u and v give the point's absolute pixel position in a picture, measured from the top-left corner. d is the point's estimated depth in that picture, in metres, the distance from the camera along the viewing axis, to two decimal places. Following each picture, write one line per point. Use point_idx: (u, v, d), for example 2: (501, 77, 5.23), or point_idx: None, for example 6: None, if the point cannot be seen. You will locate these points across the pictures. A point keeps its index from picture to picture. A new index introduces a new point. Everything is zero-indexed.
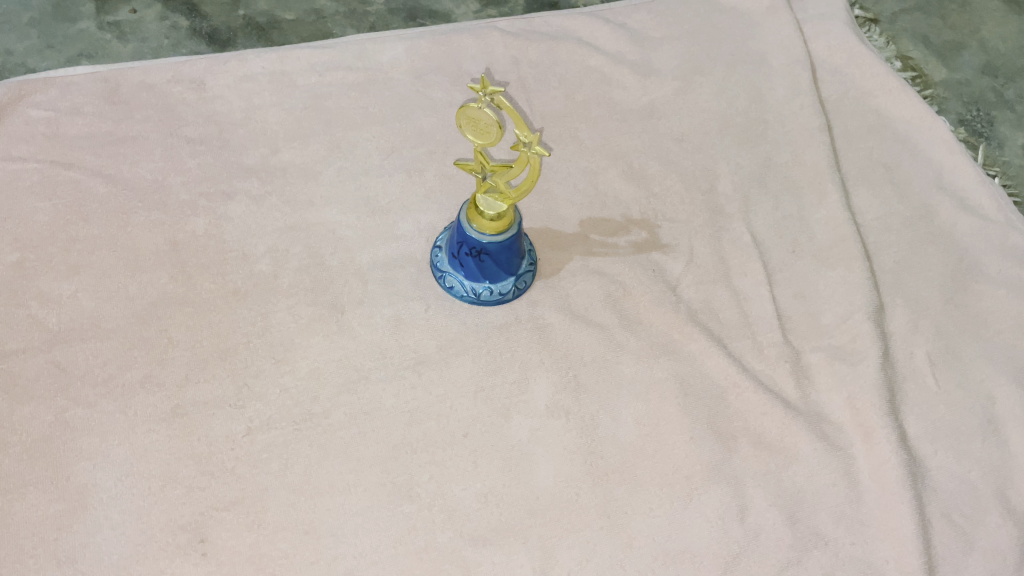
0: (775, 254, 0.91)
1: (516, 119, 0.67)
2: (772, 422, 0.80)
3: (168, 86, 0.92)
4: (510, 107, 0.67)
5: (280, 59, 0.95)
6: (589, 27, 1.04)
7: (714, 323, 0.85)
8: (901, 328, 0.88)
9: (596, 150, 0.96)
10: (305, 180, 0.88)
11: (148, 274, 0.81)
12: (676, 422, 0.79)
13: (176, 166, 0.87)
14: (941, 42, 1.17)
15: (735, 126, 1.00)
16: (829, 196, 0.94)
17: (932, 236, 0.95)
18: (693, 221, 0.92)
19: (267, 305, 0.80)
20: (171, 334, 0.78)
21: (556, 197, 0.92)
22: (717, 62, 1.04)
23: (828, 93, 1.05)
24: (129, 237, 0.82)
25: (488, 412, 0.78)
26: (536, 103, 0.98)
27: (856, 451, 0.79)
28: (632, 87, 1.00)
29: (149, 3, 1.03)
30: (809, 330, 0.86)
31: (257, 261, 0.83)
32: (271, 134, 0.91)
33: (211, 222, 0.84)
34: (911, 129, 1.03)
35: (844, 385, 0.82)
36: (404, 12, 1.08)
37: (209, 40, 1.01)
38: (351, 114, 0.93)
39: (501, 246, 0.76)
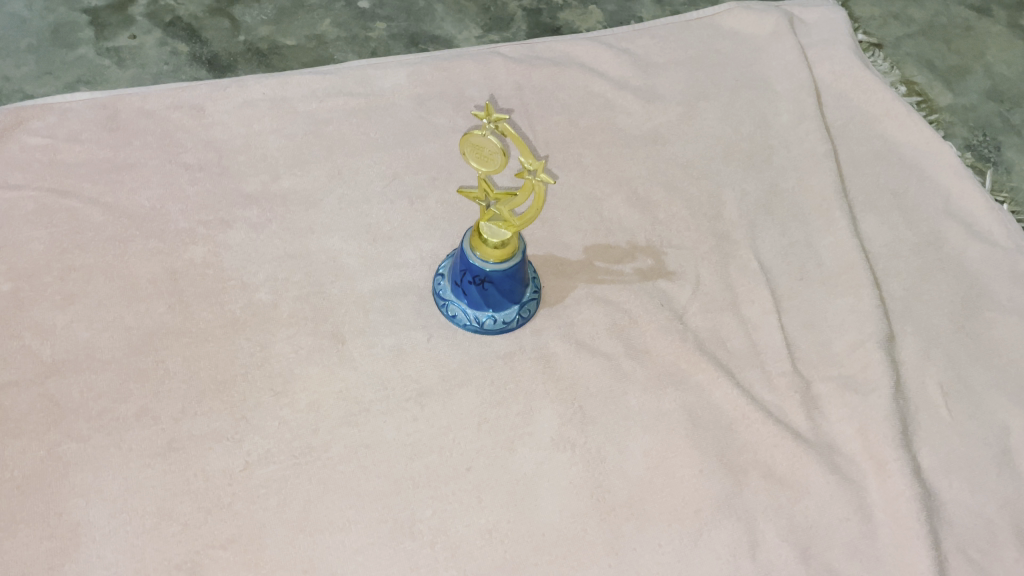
0: (783, 281, 0.89)
1: (521, 146, 0.66)
2: (783, 454, 0.78)
3: (168, 113, 0.91)
4: (513, 135, 0.66)
5: (281, 85, 0.94)
6: (592, 52, 1.03)
7: (722, 353, 0.84)
8: (913, 357, 0.86)
9: (600, 176, 0.94)
10: (305, 207, 0.87)
11: (145, 303, 0.79)
12: (684, 455, 0.77)
13: (174, 194, 0.86)
14: (946, 67, 1.16)
15: (741, 152, 0.99)
16: (837, 222, 0.93)
17: (942, 263, 0.94)
18: (699, 248, 0.90)
19: (266, 335, 0.79)
20: (167, 365, 0.76)
21: (561, 223, 0.91)
22: (721, 87, 1.03)
23: (834, 118, 1.04)
24: (126, 266, 0.81)
25: (492, 444, 0.76)
26: (539, 129, 0.97)
27: (869, 485, 0.78)
28: (636, 112, 1.00)
29: (149, 29, 1.02)
30: (818, 360, 0.85)
31: (257, 290, 0.81)
32: (271, 161, 0.90)
33: (209, 250, 0.83)
34: (918, 155, 1.02)
35: (855, 416, 0.81)
36: (406, 37, 1.07)
37: (209, 66, 1.01)
38: (353, 140, 0.92)
39: (504, 274, 0.75)
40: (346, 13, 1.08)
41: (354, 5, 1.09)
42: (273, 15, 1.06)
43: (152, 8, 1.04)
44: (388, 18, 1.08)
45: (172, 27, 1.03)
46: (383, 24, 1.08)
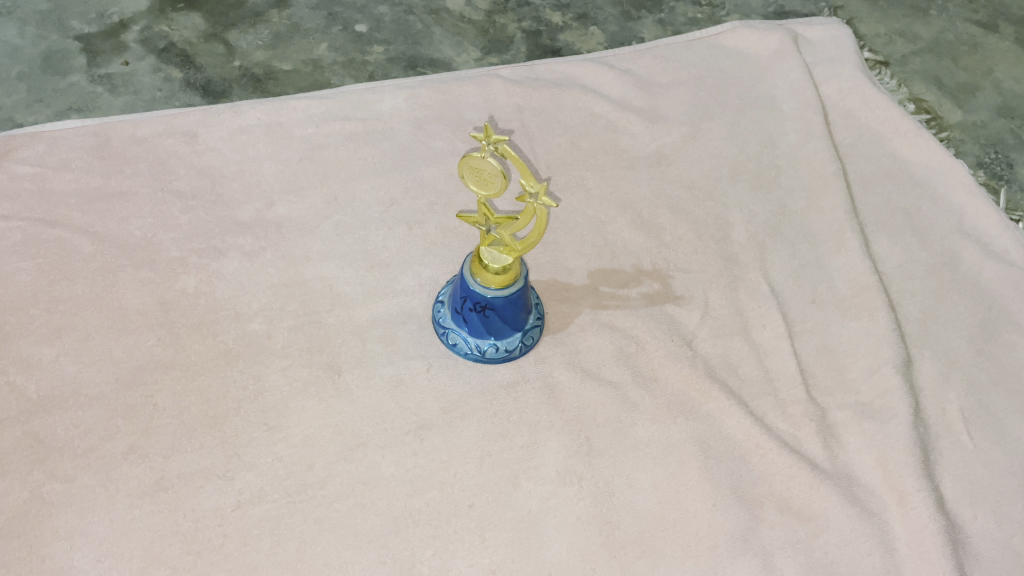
0: (795, 304, 0.87)
1: (522, 168, 0.63)
2: (799, 486, 0.75)
3: (160, 139, 0.89)
4: (514, 157, 0.64)
5: (276, 110, 0.92)
6: (593, 73, 1.01)
7: (733, 380, 0.81)
8: (931, 382, 0.83)
9: (604, 199, 0.92)
10: (301, 234, 0.85)
11: (134, 336, 0.76)
12: (696, 488, 0.74)
13: (166, 222, 0.83)
14: (954, 84, 1.14)
15: (747, 172, 0.96)
16: (848, 243, 0.91)
17: (958, 284, 0.91)
18: (707, 271, 0.88)
19: (260, 367, 0.76)
20: (156, 400, 0.73)
21: (564, 248, 0.88)
22: (726, 106, 1.01)
23: (842, 136, 1.02)
24: (115, 297, 0.78)
25: (496, 479, 0.73)
26: (541, 151, 0.95)
27: (890, 517, 0.74)
28: (639, 134, 0.97)
29: (142, 55, 1.01)
30: (834, 386, 0.81)
31: (250, 320, 0.78)
32: (266, 187, 0.87)
33: (202, 279, 0.80)
34: (929, 173, 0.99)
35: (874, 445, 0.77)
36: (404, 60, 1.05)
37: (203, 91, 0.99)
38: (350, 165, 0.90)
39: (508, 300, 0.72)
40: (343, 37, 1.06)
41: (351, 29, 1.07)
42: (268, 40, 1.04)
43: (145, 34, 1.03)
44: (385, 42, 1.07)
45: (165, 53, 1.01)
46: (381, 47, 1.06)
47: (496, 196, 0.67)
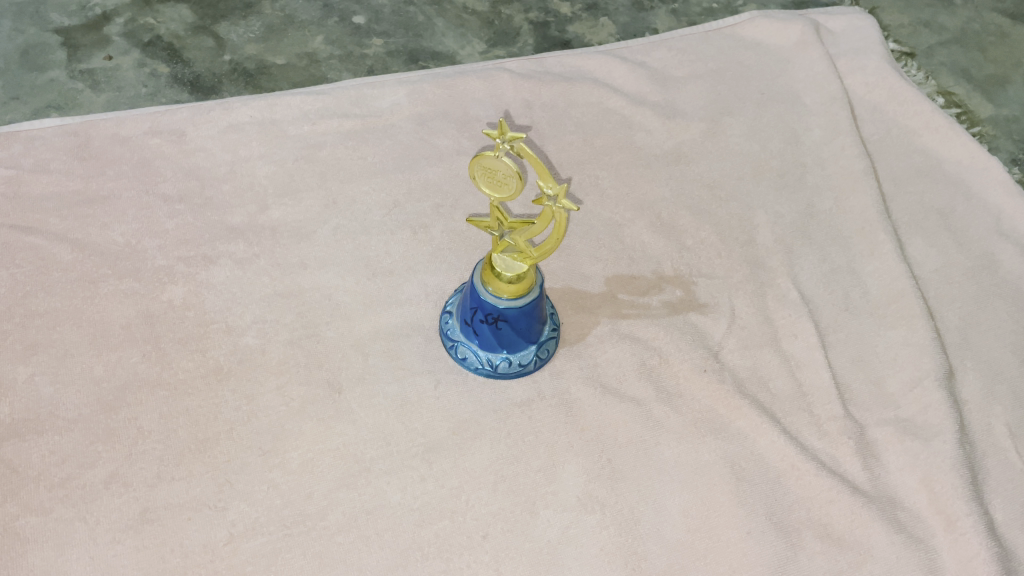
0: (827, 312, 0.81)
1: (540, 168, 0.58)
2: (840, 511, 0.69)
3: (145, 139, 0.83)
4: (532, 155, 0.58)
5: (269, 106, 0.86)
6: (606, 65, 0.95)
7: (764, 395, 0.75)
8: (975, 396, 0.78)
9: (620, 200, 0.86)
10: (297, 239, 0.79)
11: (117, 352, 0.70)
12: (729, 514, 0.68)
13: (152, 228, 0.77)
14: (983, 76, 1.08)
15: (772, 170, 0.90)
16: (881, 245, 0.85)
17: (999, 289, 0.85)
18: (732, 277, 0.82)
19: (253, 386, 0.70)
20: (140, 423, 0.67)
21: (579, 253, 0.82)
22: (746, 100, 0.95)
23: (870, 132, 0.96)
24: (96, 309, 0.72)
25: (511, 507, 0.67)
26: (552, 150, 0.89)
27: (938, 544, 0.69)
28: (656, 130, 0.92)
29: (126, 49, 0.95)
30: (872, 401, 0.76)
31: (243, 334, 0.72)
32: (259, 190, 0.81)
33: (190, 290, 0.74)
34: (963, 171, 0.94)
35: (917, 464, 0.72)
36: (405, 54, 0.99)
37: (191, 87, 0.92)
38: (349, 166, 0.84)
39: (520, 313, 0.67)
40: (340, 30, 1.00)
41: (348, 21, 1.01)
42: (260, 33, 0.98)
43: (130, 27, 0.96)
44: (385, 34, 1.01)
45: (151, 47, 0.95)
46: (380, 40, 1.00)
47: (510, 197, 0.61)
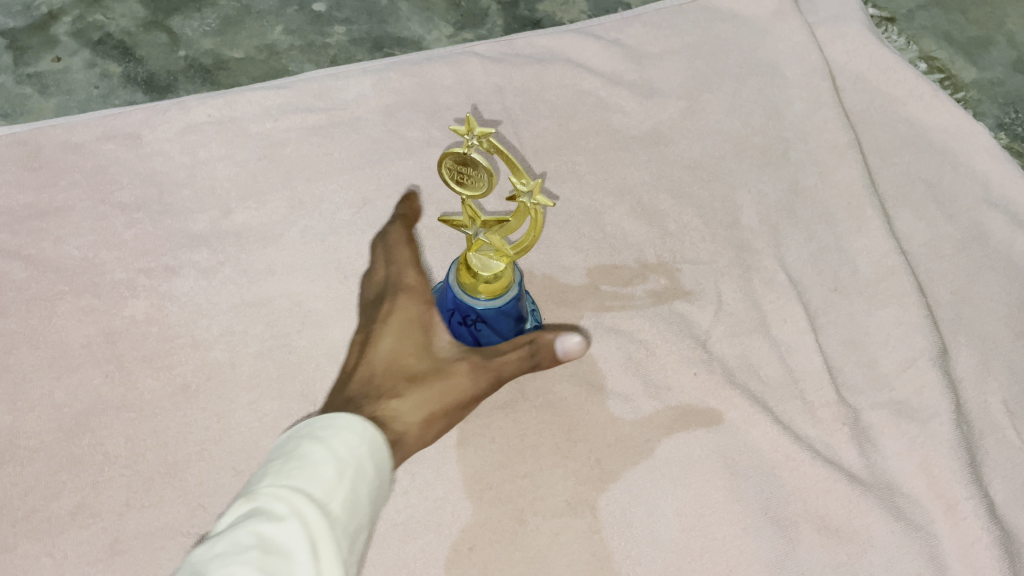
0: (816, 294, 0.79)
1: (510, 162, 0.54)
2: (837, 501, 0.67)
3: (99, 144, 0.79)
4: (500, 149, 0.54)
5: (228, 104, 0.83)
6: (578, 45, 0.92)
7: (755, 383, 0.73)
8: (970, 373, 0.76)
9: (599, 186, 0.83)
10: (263, 244, 0.75)
11: (77, 374, 0.67)
12: (724, 511, 0.66)
13: (110, 240, 0.74)
14: (966, 39, 1.05)
15: (754, 147, 0.87)
16: (869, 221, 0.82)
17: (990, 260, 0.83)
18: (718, 261, 0.79)
19: (224, 403, 0.67)
20: (106, 449, 0.64)
21: (559, 243, 0.80)
22: (725, 75, 0.92)
23: (852, 103, 0.93)
24: (53, 330, 0.69)
25: (498, 516, 0.65)
26: (526, 137, 0.86)
27: (939, 530, 0.67)
28: (633, 111, 0.88)
29: (75, 49, 0.90)
30: (865, 384, 0.74)
31: (211, 348, 0.69)
32: (222, 193, 0.78)
33: (152, 303, 0.71)
34: (950, 138, 0.91)
35: (915, 447, 0.70)
36: (369, 42, 0.95)
37: (146, 88, 0.88)
38: (314, 163, 0.80)
39: (500, 309, 0.62)
40: (299, 19, 0.95)
41: (308, 9, 0.96)
42: (216, 26, 0.94)
43: (78, 25, 0.92)
44: (347, 21, 0.96)
45: (101, 46, 0.91)
46: (342, 28, 0.96)
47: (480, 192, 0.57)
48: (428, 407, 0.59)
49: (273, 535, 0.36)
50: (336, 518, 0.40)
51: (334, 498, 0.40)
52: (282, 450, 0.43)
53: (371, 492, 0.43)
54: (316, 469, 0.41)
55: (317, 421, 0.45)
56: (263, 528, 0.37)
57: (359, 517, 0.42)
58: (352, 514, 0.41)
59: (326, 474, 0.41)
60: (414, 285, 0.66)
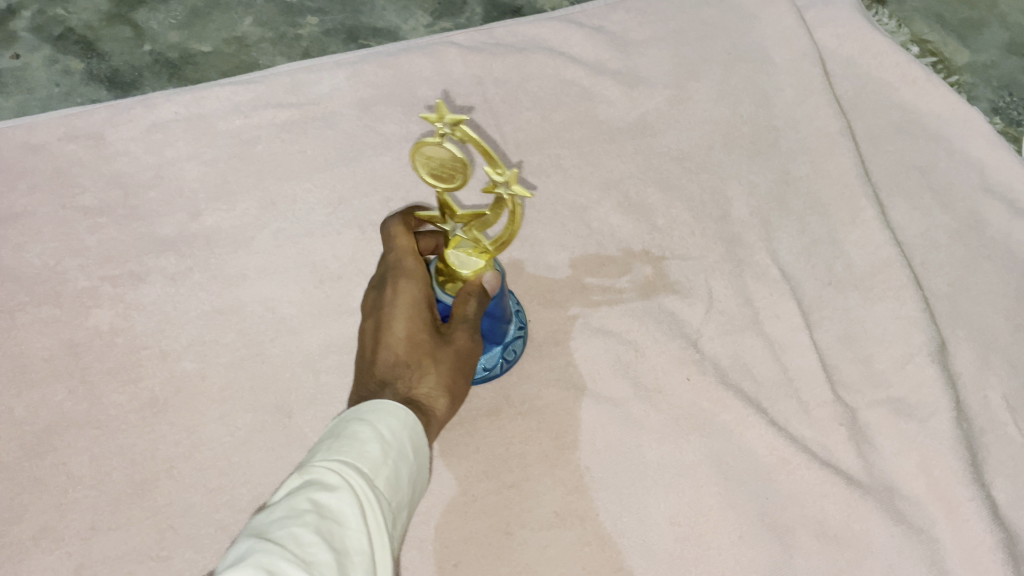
0: (809, 289, 0.76)
1: (485, 152, 0.48)
2: (835, 505, 0.65)
3: (61, 145, 0.76)
4: (474, 137, 0.48)
5: (195, 100, 0.79)
6: (560, 32, 0.89)
7: (749, 383, 0.71)
8: (968, 368, 0.74)
9: (584, 180, 0.80)
10: (234, 248, 0.72)
11: (40, 390, 0.65)
12: (718, 519, 0.64)
13: (72, 246, 0.71)
14: (958, 20, 1.02)
15: (743, 136, 0.84)
16: (863, 212, 0.79)
17: (987, 250, 0.80)
18: (708, 257, 0.77)
19: (194, 417, 0.64)
20: (70, 469, 0.62)
21: (544, 241, 0.77)
22: (712, 62, 0.89)
23: (843, 89, 0.90)
24: (15, 344, 0.67)
25: (484, 529, 0.64)
26: (508, 129, 0.83)
27: (940, 532, 0.65)
28: (618, 100, 0.85)
29: (35, 45, 0.86)
30: (861, 381, 0.72)
31: (180, 359, 0.67)
32: (190, 195, 0.74)
33: (118, 313, 0.68)
34: (944, 124, 0.88)
35: (914, 447, 0.68)
36: (343, 32, 0.91)
37: (109, 84, 0.85)
38: (287, 162, 0.77)
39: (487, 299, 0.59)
40: (270, 10, 0.92)
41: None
42: (183, 19, 0.90)
43: (39, 21, 0.88)
44: (320, 11, 0.92)
45: (63, 41, 0.87)
46: (315, 18, 0.92)
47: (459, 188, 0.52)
48: (453, 394, 0.53)
49: (327, 505, 0.36)
50: (383, 497, 0.39)
51: (380, 476, 0.39)
52: (332, 429, 0.41)
53: (413, 476, 0.42)
54: (365, 446, 0.40)
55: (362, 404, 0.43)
56: (318, 496, 0.36)
57: (402, 501, 0.41)
58: (397, 495, 0.40)
59: (374, 452, 0.40)
60: (416, 268, 0.55)
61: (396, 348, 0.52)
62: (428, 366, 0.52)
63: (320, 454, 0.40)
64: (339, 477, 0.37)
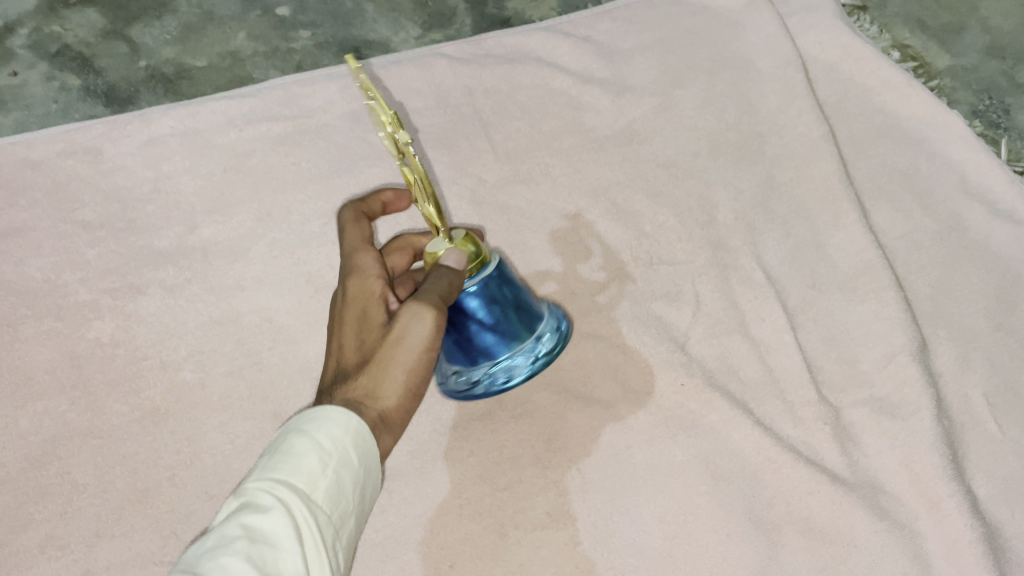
0: (794, 292, 0.78)
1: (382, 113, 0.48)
2: (820, 503, 0.68)
3: (59, 161, 0.76)
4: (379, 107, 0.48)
5: (190, 114, 0.78)
6: (548, 43, 0.88)
7: (735, 385, 0.73)
8: (949, 367, 0.76)
9: (573, 187, 0.81)
10: (231, 260, 0.74)
11: (44, 402, 0.68)
12: (706, 518, 0.67)
13: (72, 260, 0.73)
14: (939, 25, 1.00)
15: (729, 143, 0.85)
16: (845, 217, 0.80)
17: (968, 251, 0.82)
18: (694, 261, 0.78)
19: (194, 426, 0.68)
20: (74, 478, 0.66)
21: (535, 248, 0.78)
22: (697, 69, 0.88)
23: (824, 95, 0.90)
24: (18, 356, 0.70)
25: (480, 530, 0.67)
26: (497, 138, 0.83)
27: (921, 527, 0.68)
28: (606, 109, 0.85)
29: (32, 62, 0.88)
30: (845, 381, 0.74)
31: (180, 369, 0.70)
32: (186, 208, 0.76)
33: (118, 325, 0.71)
34: (924, 128, 0.88)
35: (895, 445, 0.70)
36: (335, 45, 0.93)
37: (106, 100, 0.87)
38: (281, 174, 0.77)
39: (459, 313, 0.52)
40: (262, 24, 0.92)
41: (271, 13, 0.93)
42: (176, 33, 0.91)
43: (34, 37, 0.89)
44: (312, 25, 0.93)
45: (59, 58, 0.88)
46: (307, 31, 0.93)
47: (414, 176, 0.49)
48: (404, 394, 0.48)
49: (255, 530, 0.38)
50: (321, 510, 0.41)
51: (318, 489, 0.41)
52: (276, 442, 0.43)
53: (357, 483, 0.43)
54: (299, 462, 0.41)
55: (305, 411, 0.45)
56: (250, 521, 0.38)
57: (347, 507, 0.43)
58: (338, 504, 0.42)
59: (310, 465, 0.41)
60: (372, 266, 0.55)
61: (348, 363, 0.50)
62: (370, 369, 0.48)
63: (263, 472, 0.42)
64: (270, 498, 0.40)
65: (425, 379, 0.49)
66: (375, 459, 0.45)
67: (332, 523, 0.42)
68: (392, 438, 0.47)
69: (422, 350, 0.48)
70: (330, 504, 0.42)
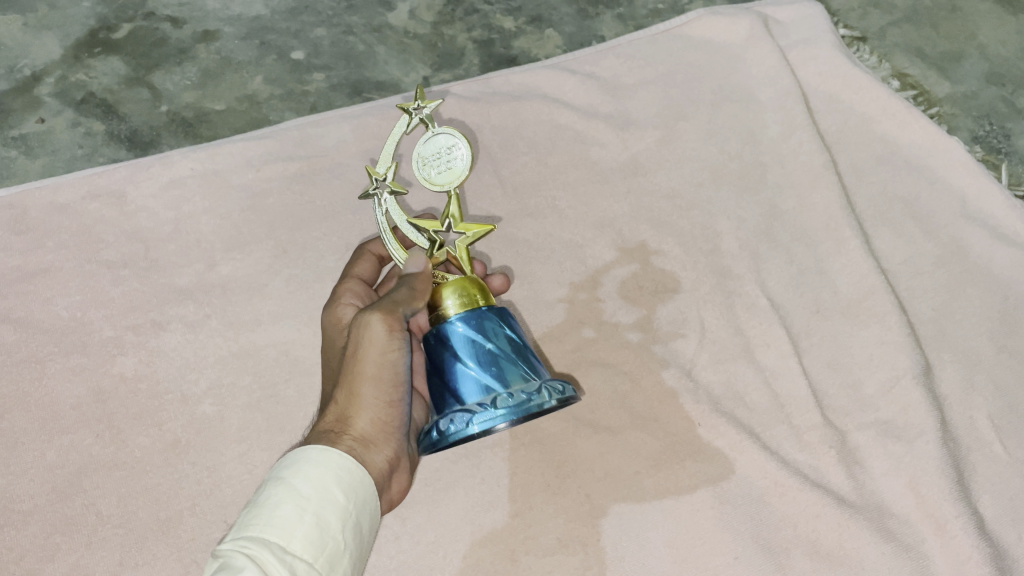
0: (798, 318, 0.79)
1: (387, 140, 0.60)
2: (827, 526, 0.69)
3: (85, 204, 0.79)
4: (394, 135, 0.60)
5: (210, 156, 0.82)
6: (554, 80, 0.90)
7: (742, 411, 0.75)
8: (954, 390, 0.78)
9: (579, 220, 0.83)
10: (249, 296, 0.77)
11: (69, 436, 0.71)
12: (714, 542, 0.69)
13: (97, 298, 0.76)
14: (938, 54, 1.02)
15: (731, 173, 0.86)
16: (848, 241, 0.82)
17: (969, 275, 0.83)
18: (699, 289, 0.80)
19: (215, 456, 0.71)
20: (98, 509, 0.69)
21: (542, 279, 0.80)
22: (700, 103, 0.90)
23: (827, 124, 0.91)
24: (45, 393, 0.72)
25: (492, 557, 0.68)
26: (505, 173, 0.85)
27: (929, 549, 0.69)
28: (611, 143, 0.87)
29: (59, 109, 0.92)
30: (850, 405, 0.75)
31: (200, 402, 0.72)
32: (206, 247, 0.78)
33: (141, 360, 0.74)
34: (925, 154, 0.89)
35: (902, 467, 0.71)
36: (348, 87, 0.96)
37: (129, 144, 0.91)
38: (296, 213, 0.80)
39: (439, 344, 0.53)
40: (279, 68, 0.96)
41: (287, 57, 0.97)
42: (197, 78, 0.95)
43: (61, 85, 0.93)
44: (326, 68, 0.97)
45: (85, 105, 0.92)
46: (321, 74, 0.96)
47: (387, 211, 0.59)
48: (377, 405, 0.53)
49: None
50: (299, 558, 0.42)
51: (295, 539, 0.42)
52: (252, 505, 0.45)
53: (337, 527, 0.44)
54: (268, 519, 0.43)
55: (276, 468, 0.47)
56: None
57: (332, 550, 0.44)
58: (321, 549, 0.43)
59: (282, 521, 0.43)
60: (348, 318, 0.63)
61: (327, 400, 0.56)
62: (342, 394, 0.53)
63: (238, 535, 0.43)
64: (242, 559, 0.40)
65: (394, 382, 0.54)
66: (354, 501, 0.47)
67: (316, 569, 0.42)
68: (380, 451, 0.52)
69: (380, 354, 0.53)
70: (312, 551, 0.43)
